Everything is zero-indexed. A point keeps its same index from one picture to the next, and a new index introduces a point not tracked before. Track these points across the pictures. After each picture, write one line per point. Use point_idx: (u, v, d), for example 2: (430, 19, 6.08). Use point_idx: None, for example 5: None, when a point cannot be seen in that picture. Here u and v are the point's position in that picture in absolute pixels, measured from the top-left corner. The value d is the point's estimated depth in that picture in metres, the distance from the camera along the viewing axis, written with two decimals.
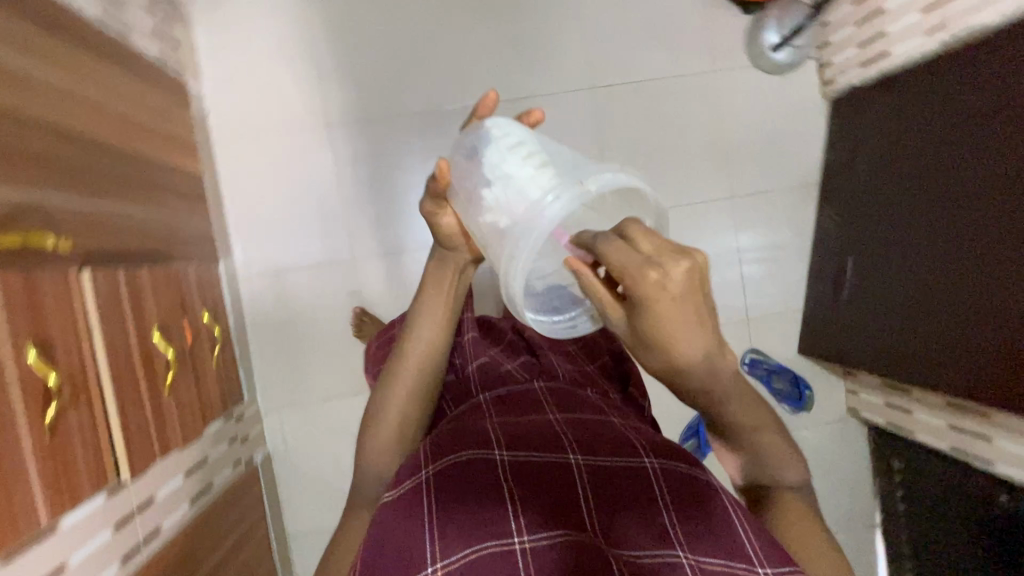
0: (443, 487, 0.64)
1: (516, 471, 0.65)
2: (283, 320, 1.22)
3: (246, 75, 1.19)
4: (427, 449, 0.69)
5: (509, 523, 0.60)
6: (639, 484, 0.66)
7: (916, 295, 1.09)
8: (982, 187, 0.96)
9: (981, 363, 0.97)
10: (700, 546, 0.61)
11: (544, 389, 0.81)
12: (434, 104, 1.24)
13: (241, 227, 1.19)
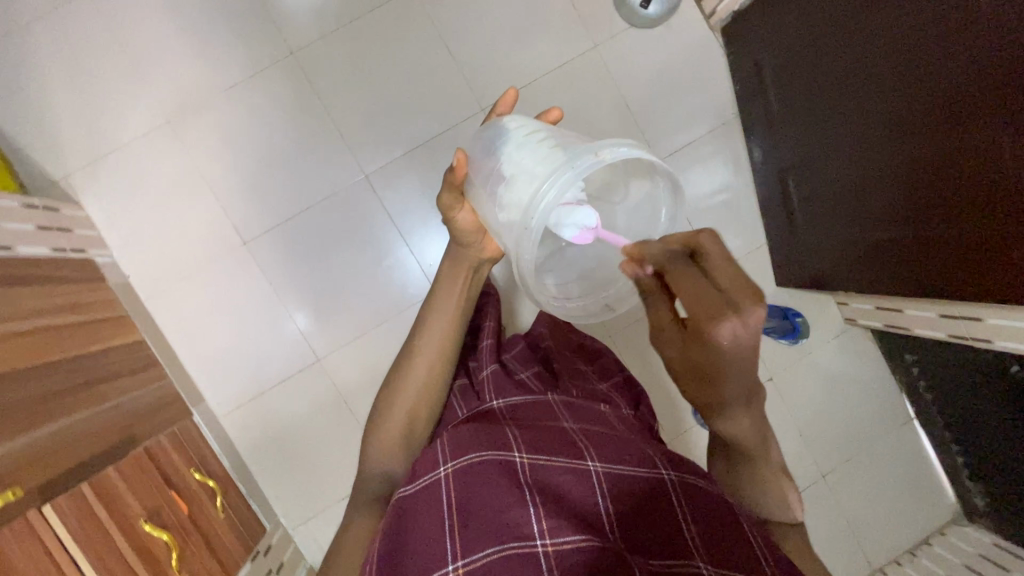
0: (467, 492, 0.67)
1: (538, 479, 0.68)
2: (275, 439, 1.21)
3: (150, 226, 1.16)
4: (448, 448, 0.71)
5: (530, 524, 0.63)
6: (657, 492, 0.69)
7: (871, 194, 0.96)
8: (913, 59, 0.81)
9: (934, 261, 0.89)
10: (711, 552, 0.65)
11: (563, 399, 0.83)
12: (334, 181, 1.20)
13: (203, 371, 1.19)
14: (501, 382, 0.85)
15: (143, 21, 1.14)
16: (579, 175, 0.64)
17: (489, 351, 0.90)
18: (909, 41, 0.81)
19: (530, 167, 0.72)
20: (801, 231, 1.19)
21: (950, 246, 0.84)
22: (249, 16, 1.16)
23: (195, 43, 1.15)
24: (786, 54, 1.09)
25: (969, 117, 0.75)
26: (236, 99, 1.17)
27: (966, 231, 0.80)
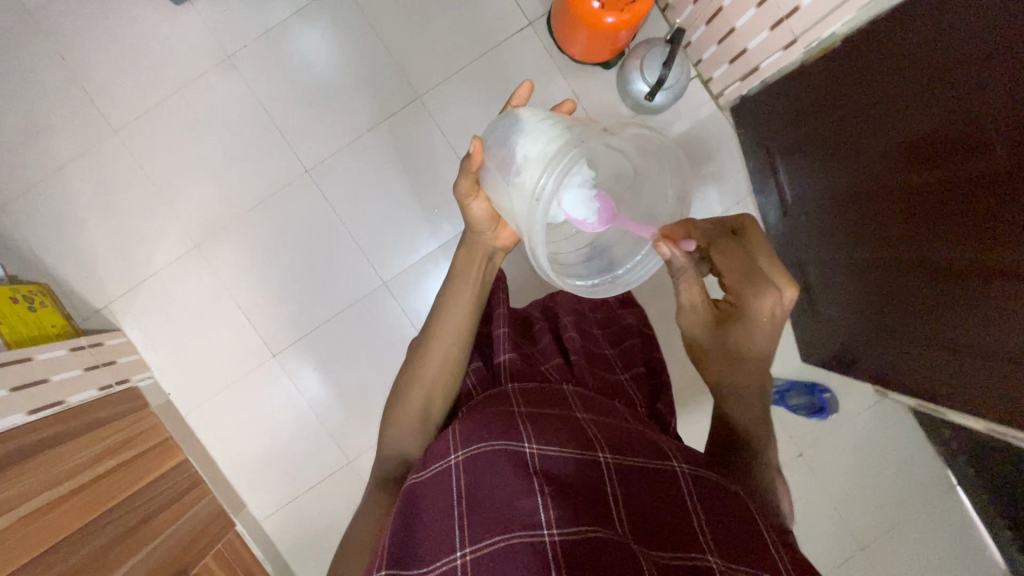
0: (477, 482, 0.61)
1: (551, 470, 0.61)
2: (312, 539, 1.26)
3: (186, 343, 1.23)
4: (460, 436, 0.66)
5: (538, 512, 0.56)
6: (673, 486, 0.63)
7: (888, 274, 0.91)
8: (937, 150, 0.76)
9: (953, 368, 0.85)
10: (728, 550, 0.58)
11: (576, 393, 0.77)
12: (353, 290, 1.24)
13: (243, 477, 1.25)
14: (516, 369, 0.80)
15: (166, 152, 1.20)
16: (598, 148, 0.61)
17: (504, 339, 0.86)
18: (931, 131, 0.76)
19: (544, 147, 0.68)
20: (823, 301, 1.13)
21: (973, 361, 0.81)
22: (263, 139, 1.21)
23: (215, 169, 1.21)
24: (804, 127, 1.02)
25: (993, 219, 0.70)
26: (255, 217, 1.21)
27: (992, 355, 0.76)
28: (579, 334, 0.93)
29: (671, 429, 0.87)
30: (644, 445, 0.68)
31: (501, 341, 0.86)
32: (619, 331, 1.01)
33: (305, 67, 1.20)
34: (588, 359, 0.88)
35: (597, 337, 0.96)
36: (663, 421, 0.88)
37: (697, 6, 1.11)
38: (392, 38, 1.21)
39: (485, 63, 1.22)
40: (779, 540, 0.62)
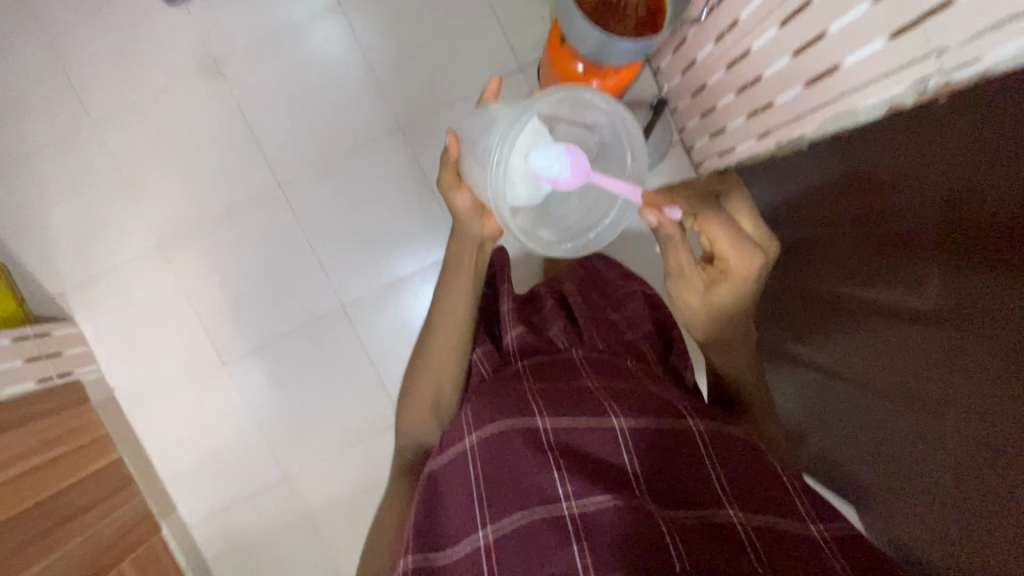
0: (494, 463, 0.65)
1: (566, 445, 0.65)
2: (238, 551, 1.25)
3: (137, 341, 1.22)
4: (475, 418, 0.69)
5: (557, 487, 0.60)
6: (687, 444, 0.66)
7: (855, 388, 0.84)
8: (915, 263, 0.69)
9: (920, 505, 0.76)
10: (743, 496, 0.63)
11: (586, 358, 0.80)
12: (311, 308, 1.24)
13: (177, 481, 1.25)
14: (526, 347, 0.83)
15: (142, 149, 1.20)
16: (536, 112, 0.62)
17: (510, 315, 0.88)
18: (910, 242, 0.70)
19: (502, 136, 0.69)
20: (790, 391, 1.03)
21: (943, 504, 0.71)
22: (240, 149, 1.21)
23: (189, 172, 1.21)
24: (797, 203, 0.94)
25: (965, 343, 0.63)
26: (223, 224, 1.21)
27: (969, 506, 0.67)
28: (586, 300, 0.95)
29: (688, 380, 0.88)
30: (654, 406, 0.70)
31: (508, 317, 0.88)
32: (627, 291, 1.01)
33: (291, 84, 1.20)
34: (598, 324, 0.90)
35: (603, 300, 0.97)
36: (680, 375, 0.88)
37: (682, 78, 1.12)
38: (381, 66, 1.21)
39: (470, 103, 1.22)
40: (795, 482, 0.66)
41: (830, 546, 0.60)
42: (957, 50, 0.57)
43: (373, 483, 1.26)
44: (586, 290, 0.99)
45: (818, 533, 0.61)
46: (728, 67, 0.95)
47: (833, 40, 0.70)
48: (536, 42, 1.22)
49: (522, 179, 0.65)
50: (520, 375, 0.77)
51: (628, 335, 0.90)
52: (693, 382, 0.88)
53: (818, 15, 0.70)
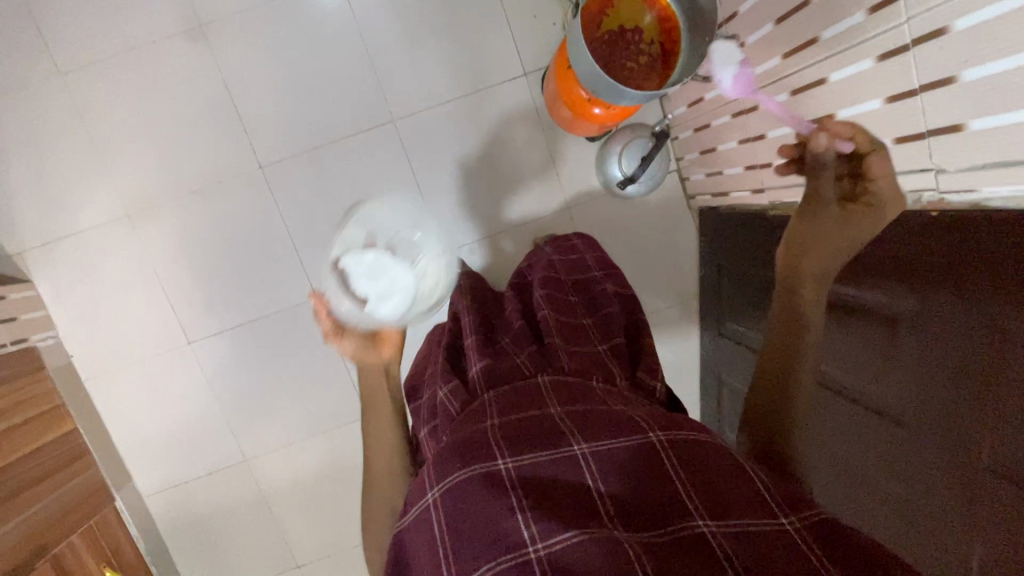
0: (457, 512, 0.59)
1: (529, 481, 0.59)
2: (192, 525, 1.27)
3: (99, 311, 1.18)
4: (432, 472, 0.64)
5: (520, 530, 0.55)
6: (650, 459, 0.61)
7: (863, 447, 0.76)
8: (922, 332, 0.65)
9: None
10: (714, 504, 0.57)
11: (550, 384, 0.75)
12: (284, 296, 1.21)
13: (134, 453, 1.24)
14: (489, 373, 0.80)
15: (115, 109, 1.12)
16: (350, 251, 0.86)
17: (474, 351, 0.86)
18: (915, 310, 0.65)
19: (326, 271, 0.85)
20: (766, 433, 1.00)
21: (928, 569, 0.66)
22: (221, 123, 1.15)
23: (165, 141, 1.14)
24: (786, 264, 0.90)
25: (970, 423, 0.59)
26: (199, 200, 1.17)
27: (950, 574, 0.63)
28: (556, 313, 0.92)
29: (659, 391, 0.83)
30: (617, 422, 0.64)
31: (472, 352, 0.87)
32: (593, 299, 1.00)
33: (282, 60, 1.13)
34: (566, 336, 0.86)
35: (575, 308, 0.95)
36: (649, 386, 0.83)
37: (688, 110, 1.10)
38: (381, 53, 1.15)
39: (469, 105, 1.18)
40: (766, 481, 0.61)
41: (827, 549, 0.53)
42: (955, 173, 0.57)
43: (332, 473, 1.28)
44: (553, 296, 0.96)
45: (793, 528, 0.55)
46: (734, 115, 0.94)
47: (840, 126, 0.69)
48: (545, 50, 1.17)
49: (400, 287, 0.86)
50: (483, 410, 0.72)
51: (596, 347, 0.86)
52: (663, 391, 0.84)
53: (829, 97, 0.70)
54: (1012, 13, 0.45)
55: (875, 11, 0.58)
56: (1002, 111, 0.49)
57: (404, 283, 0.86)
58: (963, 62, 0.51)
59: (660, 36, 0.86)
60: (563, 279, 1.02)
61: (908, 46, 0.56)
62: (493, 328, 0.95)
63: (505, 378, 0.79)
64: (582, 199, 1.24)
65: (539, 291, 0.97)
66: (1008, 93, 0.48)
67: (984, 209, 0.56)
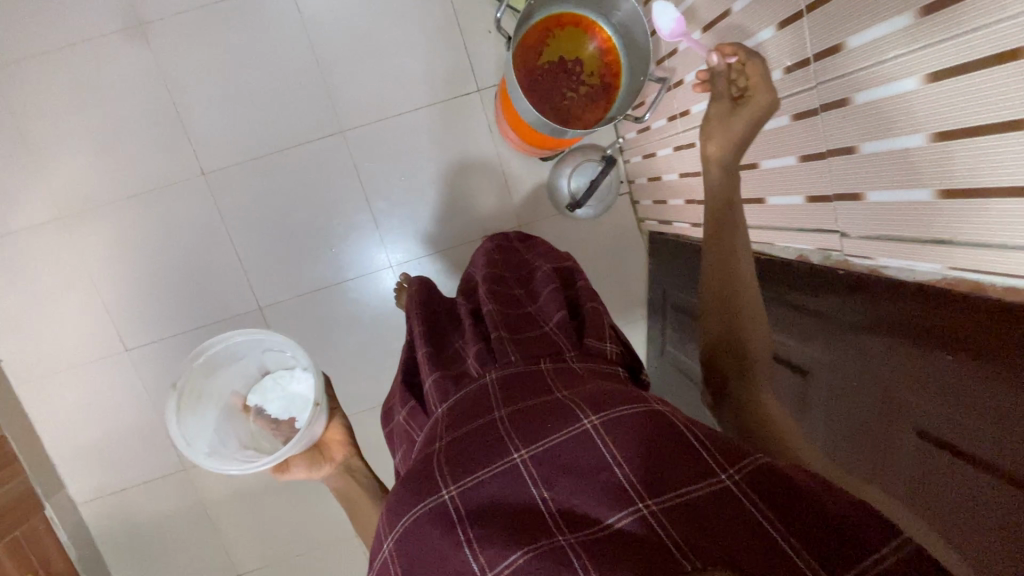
0: (412, 561, 0.49)
1: (478, 506, 0.48)
2: (128, 533, 1.24)
3: (30, 314, 1.15)
4: (385, 517, 0.53)
5: (469, 565, 0.45)
6: (589, 445, 0.49)
7: None
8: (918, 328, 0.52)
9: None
10: (660, 476, 0.46)
11: (496, 379, 0.61)
12: (225, 307, 1.19)
13: (66, 459, 1.21)
14: (443, 384, 0.65)
15: (50, 106, 1.08)
16: (211, 433, 0.89)
17: (424, 363, 0.70)
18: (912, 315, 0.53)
19: (226, 443, 0.89)
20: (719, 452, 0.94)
21: None
22: (162, 127, 1.11)
23: (103, 143, 1.11)
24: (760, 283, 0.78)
25: (955, 397, 0.48)
26: (138, 204, 1.13)
27: None
28: (502, 308, 0.74)
29: (612, 353, 0.67)
30: (556, 412, 0.53)
31: (423, 367, 0.71)
32: (543, 277, 0.82)
33: (228, 66, 1.10)
34: (512, 327, 0.69)
35: (519, 298, 0.78)
36: (600, 349, 0.67)
37: (638, 136, 1.10)
38: (330, 63, 1.13)
39: (420, 117, 1.17)
40: (711, 432, 0.49)
41: (772, 505, 0.43)
42: (856, 239, 0.60)
43: (273, 485, 1.26)
44: (497, 289, 0.79)
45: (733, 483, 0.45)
46: (675, 149, 0.95)
47: (763, 175, 0.71)
48: (499, 66, 1.16)
49: (306, 395, 0.93)
50: (431, 429, 0.60)
51: (542, 329, 0.70)
52: (615, 354, 0.68)
53: (754, 146, 0.71)
54: (904, 95, 0.47)
55: (792, 69, 0.59)
56: (894, 187, 0.51)
57: (307, 387, 0.93)
58: (862, 135, 0.53)
59: (601, 65, 0.86)
60: (507, 274, 0.85)
61: (817, 110, 0.57)
62: (437, 327, 0.80)
63: (450, 378, 0.66)
64: (534, 216, 1.24)
65: (481, 286, 0.79)
66: (901, 170, 0.50)
67: (881, 275, 0.58)
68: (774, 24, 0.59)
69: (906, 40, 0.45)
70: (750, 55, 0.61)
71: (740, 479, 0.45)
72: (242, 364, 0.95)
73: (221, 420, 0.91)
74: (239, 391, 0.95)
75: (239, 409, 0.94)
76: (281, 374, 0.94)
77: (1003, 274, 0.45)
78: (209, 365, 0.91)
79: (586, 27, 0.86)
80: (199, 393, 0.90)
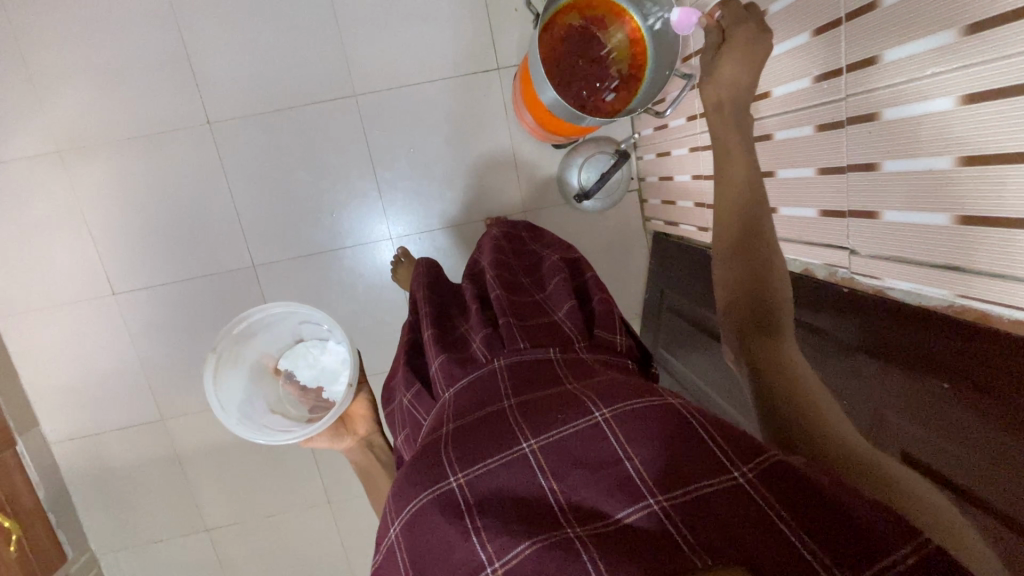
0: (419, 550, 0.47)
1: (487, 495, 0.47)
2: (99, 478, 1.23)
3: (17, 248, 1.12)
4: (390, 502, 0.52)
5: (476, 553, 0.44)
6: (600, 442, 0.48)
7: None
8: (941, 352, 0.50)
9: None
10: (670, 471, 0.45)
11: (502, 367, 0.60)
12: (218, 262, 1.17)
13: (43, 397, 1.19)
14: (449, 367, 0.64)
15: (56, 38, 1.05)
16: (244, 401, 0.88)
17: (430, 346, 0.69)
18: (935, 339, 0.51)
19: (255, 406, 0.89)
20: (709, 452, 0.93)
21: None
22: (171, 71, 1.08)
23: (109, 82, 1.08)
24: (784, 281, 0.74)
25: (967, 420, 0.48)
26: (139, 147, 1.11)
27: None
28: (510, 294, 0.72)
29: (621, 346, 0.67)
30: (566, 403, 0.52)
31: (429, 349, 0.69)
32: (550, 266, 0.81)
33: (245, 15, 1.07)
34: (519, 312, 0.68)
35: (524, 285, 0.77)
36: (609, 342, 0.67)
37: (654, 132, 1.09)
38: (349, 25, 1.10)
39: (435, 91, 1.14)
40: (721, 423, 0.48)
41: (790, 502, 0.41)
42: (865, 259, 0.59)
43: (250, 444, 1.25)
44: (505, 275, 0.77)
45: (747, 479, 0.43)
46: (691, 150, 0.94)
47: (779, 185, 0.70)
48: (521, 48, 1.14)
49: (336, 367, 0.92)
50: (438, 415, 0.59)
51: (551, 317, 0.69)
52: (624, 348, 0.67)
53: (773, 155, 0.70)
54: (936, 114, 0.46)
55: (822, 79, 0.58)
56: (911, 209, 0.51)
57: (338, 359, 0.92)
58: (886, 152, 0.52)
59: (628, 56, 0.85)
60: (513, 261, 0.84)
61: (843, 122, 0.56)
62: (444, 310, 0.78)
63: (456, 363, 0.64)
64: (542, 202, 1.22)
65: (488, 271, 0.78)
66: (922, 194, 0.49)
67: (887, 297, 0.58)
68: (808, 32, 0.58)
69: (945, 58, 0.44)
70: (729, 5, 0.65)
71: (753, 477, 0.43)
72: (275, 331, 0.93)
73: (250, 383, 0.91)
74: (269, 354, 0.93)
75: (268, 371, 0.93)
76: (316, 344, 0.93)
77: (1013, 307, 0.45)
78: (241, 334, 0.87)
79: (616, 14, 0.84)
80: (233, 357, 0.88)
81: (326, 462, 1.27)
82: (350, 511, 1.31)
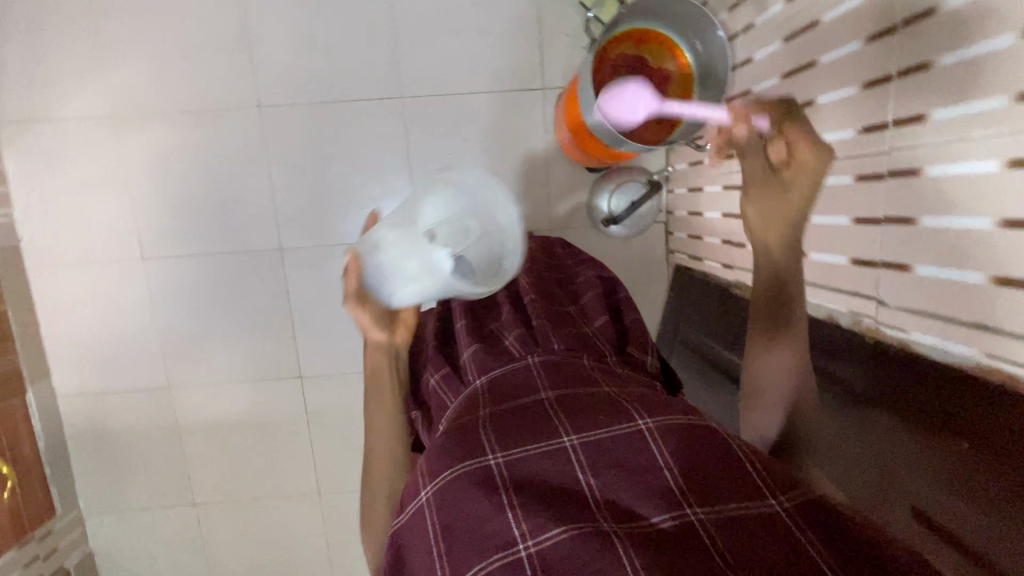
0: (451, 513, 0.51)
1: (523, 478, 0.51)
2: (98, 437, 1.24)
3: (58, 203, 1.16)
4: (424, 469, 0.55)
5: (511, 527, 0.47)
6: (641, 449, 0.51)
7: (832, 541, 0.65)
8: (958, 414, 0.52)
9: None
10: (704, 487, 0.48)
11: (539, 364, 0.61)
12: (247, 240, 1.19)
13: (58, 351, 1.21)
14: (482, 356, 0.65)
15: (130, 10, 1.10)
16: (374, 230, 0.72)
17: (464, 334, 0.70)
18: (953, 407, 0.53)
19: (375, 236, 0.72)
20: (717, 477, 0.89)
21: None
22: (231, 54, 1.13)
23: (172, 57, 1.12)
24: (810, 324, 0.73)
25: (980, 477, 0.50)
26: (190, 121, 1.15)
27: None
28: (546, 299, 0.74)
29: (650, 365, 0.70)
30: (608, 407, 0.54)
31: (463, 336, 0.71)
32: (587, 278, 0.83)
33: (308, 10, 1.12)
34: (555, 317, 0.70)
35: (557, 293, 0.78)
36: (641, 360, 0.69)
37: (688, 168, 1.11)
38: (406, 31, 1.14)
39: (480, 103, 1.17)
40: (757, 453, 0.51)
41: (820, 530, 0.45)
42: (893, 310, 0.59)
43: (250, 424, 1.26)
44: (541, 281, 0.79)
45: (786, 507, 0.47)
46: (723, 188, 0.95)
47: (812, 229, 0.70)
48: (568, 72, 1.17)
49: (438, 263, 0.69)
50: (471, 398, 0.61)
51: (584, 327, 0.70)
52: (654, 368, 0.69)
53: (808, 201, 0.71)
54: (981, 175, 0.46)
55: (867, 130, 0.59)
56: (948, 264, 0.51)
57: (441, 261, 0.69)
58: (925, 208, 0.52)
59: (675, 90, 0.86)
60: (546, 272, 0.85)
61: (886, 174, 0.57)
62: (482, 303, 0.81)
63: (490, 353, 0.66)
64: (569, 222, 1.24)
65: (524, 276, 0.80)
66: (958, 252, 0.50)
67: (917, 350, 0.57)
68: (858, 83, 0.59)
69: (996, 122, 0.45)
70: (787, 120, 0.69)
71: (793, 507, 0.47)
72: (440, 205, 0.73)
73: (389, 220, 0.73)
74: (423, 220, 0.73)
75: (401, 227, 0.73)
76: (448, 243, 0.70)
77: None
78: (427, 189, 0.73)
79: (668, 47, 0.86)
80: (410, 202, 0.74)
81: (321, 452, 1.27)
82: (339, 505, 1.30)
